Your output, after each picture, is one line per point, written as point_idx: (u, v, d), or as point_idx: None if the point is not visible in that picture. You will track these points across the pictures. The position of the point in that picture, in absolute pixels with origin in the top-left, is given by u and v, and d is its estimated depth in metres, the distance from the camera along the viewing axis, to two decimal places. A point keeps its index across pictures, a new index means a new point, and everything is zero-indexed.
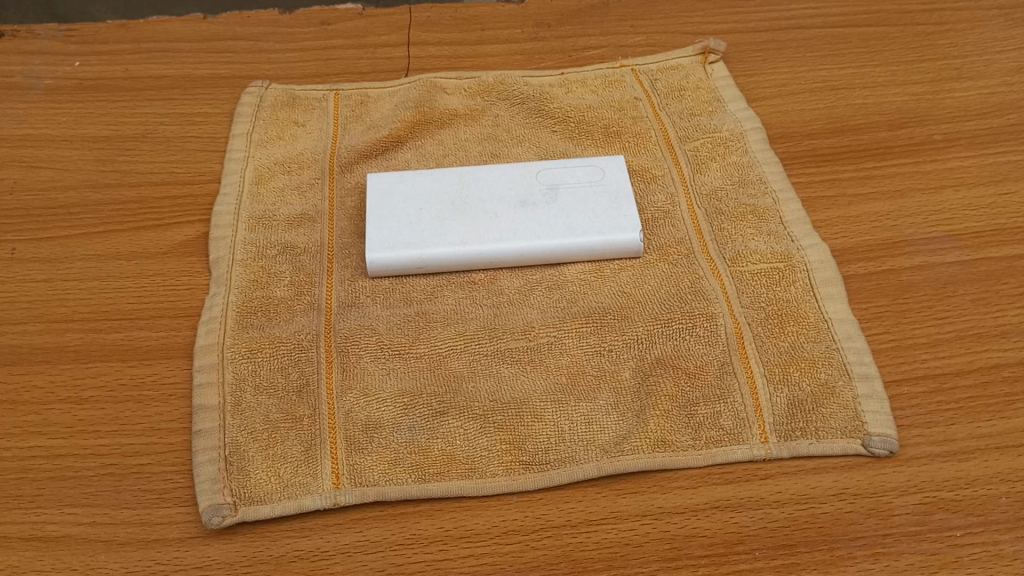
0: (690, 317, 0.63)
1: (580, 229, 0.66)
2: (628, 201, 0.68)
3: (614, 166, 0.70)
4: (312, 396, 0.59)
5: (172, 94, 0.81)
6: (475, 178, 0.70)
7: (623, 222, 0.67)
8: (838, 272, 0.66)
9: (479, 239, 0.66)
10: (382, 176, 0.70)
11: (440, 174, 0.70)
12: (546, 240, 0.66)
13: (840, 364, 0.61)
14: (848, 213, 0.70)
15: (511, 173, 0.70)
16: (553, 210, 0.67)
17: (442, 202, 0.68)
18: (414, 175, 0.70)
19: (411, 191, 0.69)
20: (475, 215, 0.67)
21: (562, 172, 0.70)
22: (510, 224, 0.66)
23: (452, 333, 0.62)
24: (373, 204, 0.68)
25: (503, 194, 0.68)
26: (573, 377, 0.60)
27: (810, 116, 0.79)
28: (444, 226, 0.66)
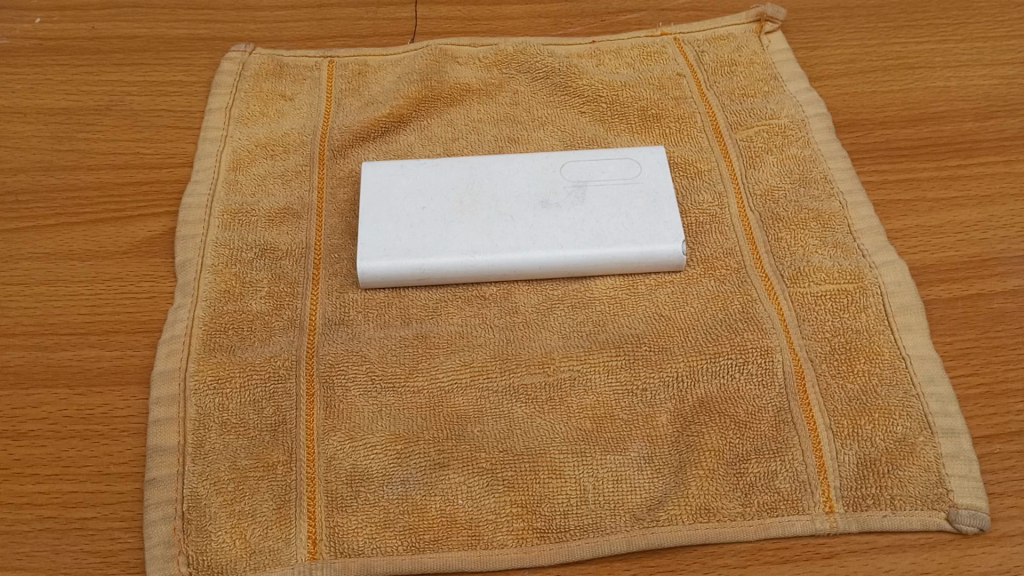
0: (740, 350, 0.52)
1: (612, 237, 0.56)
2: (669, 202, 0.57)
3: (652, 159, 0.59)
4: (289, 438, 0.50)
5: (142, 59, 0.71)
6: (489, 172, 0.59)
7: (663, 229, 0.56)
8: (918, 298, 0.55)
9: (491, 247, 0.55)
10: (380, 166, 0.60)
11: (447, 165, 0.60)
12: (571, 250, 0.55)
13: (919, 415, 0.51)
14: (928, 223, 0.60)
15: (531, 166, 0.59)
16: (580, 213, 0.57)
17: (449, 200, 0.57)
18: (416, 165, 0.60)
19: (413, 185, 0.58)
20: (488, 217, 0.57)
21: (592, 166, 0.59)
22: (528, 228, 0.56)
23: (457, 363, 0.52)
24: (367, 201, 0.57)
25: (522, 191, 0.58)
26: (598, 422, 0.51)
27: (881, 101, 0.67)
28: (450, 230, 0.56)
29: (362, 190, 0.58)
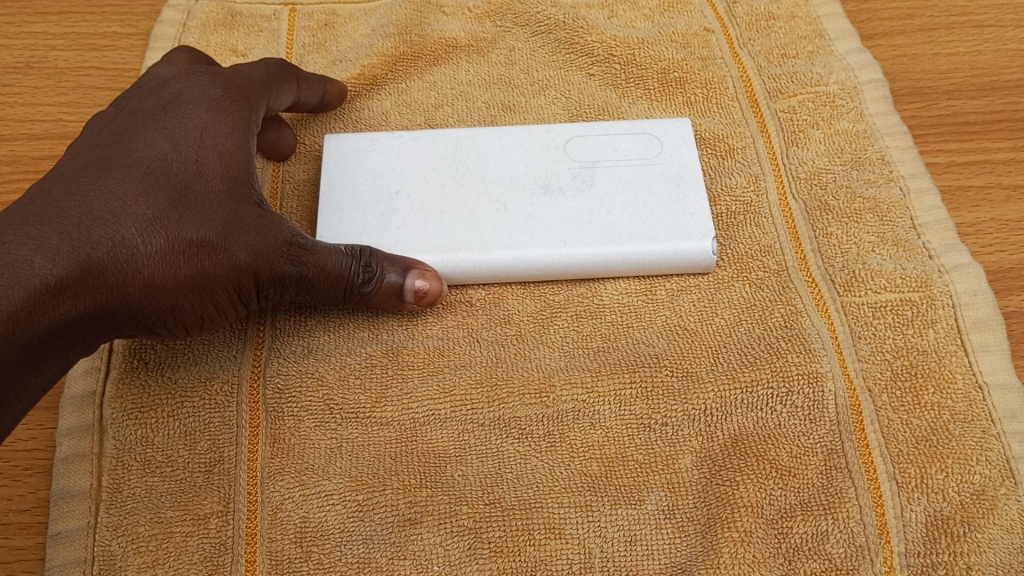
0: (782, 376, 0.43)
1: (627, 231, 0.45)
2: (696, 186, 0.47)
3: (676, 133, 0.49)
4: (225, 482, 0.41)
5: (72, 6, 0.60)
6: (477, 147, 0.49)
7: (689, 222, 0.46)
8: (997, 310, 0.45)
9: (479, 242, 0.45)
10: (345, 140, 0.49)
11: (427, 139, 0.49)
12: (577, 247, 0.45)
13: (1002, 460, 0.41)
14: (1005, 215, 0.49)
15: (528, 141, 0.49)
16: (587, 200, 0.46)
17: (429, 183, 0.47)
18: (389, 140, 0.49)
19: (384, 163, 0.48)
20: (475, 204, 0.46)
21: (603, 142, 0.49)
22: (525, 219, 0.46)
23: (435, 389, 0.43)
24: (328, 184, 0.47)
25: (517, 172, 0.47)
26: (607, 467, 0.41)
27: (946, 65, 0.57)
28: (429, 220, 0.46)
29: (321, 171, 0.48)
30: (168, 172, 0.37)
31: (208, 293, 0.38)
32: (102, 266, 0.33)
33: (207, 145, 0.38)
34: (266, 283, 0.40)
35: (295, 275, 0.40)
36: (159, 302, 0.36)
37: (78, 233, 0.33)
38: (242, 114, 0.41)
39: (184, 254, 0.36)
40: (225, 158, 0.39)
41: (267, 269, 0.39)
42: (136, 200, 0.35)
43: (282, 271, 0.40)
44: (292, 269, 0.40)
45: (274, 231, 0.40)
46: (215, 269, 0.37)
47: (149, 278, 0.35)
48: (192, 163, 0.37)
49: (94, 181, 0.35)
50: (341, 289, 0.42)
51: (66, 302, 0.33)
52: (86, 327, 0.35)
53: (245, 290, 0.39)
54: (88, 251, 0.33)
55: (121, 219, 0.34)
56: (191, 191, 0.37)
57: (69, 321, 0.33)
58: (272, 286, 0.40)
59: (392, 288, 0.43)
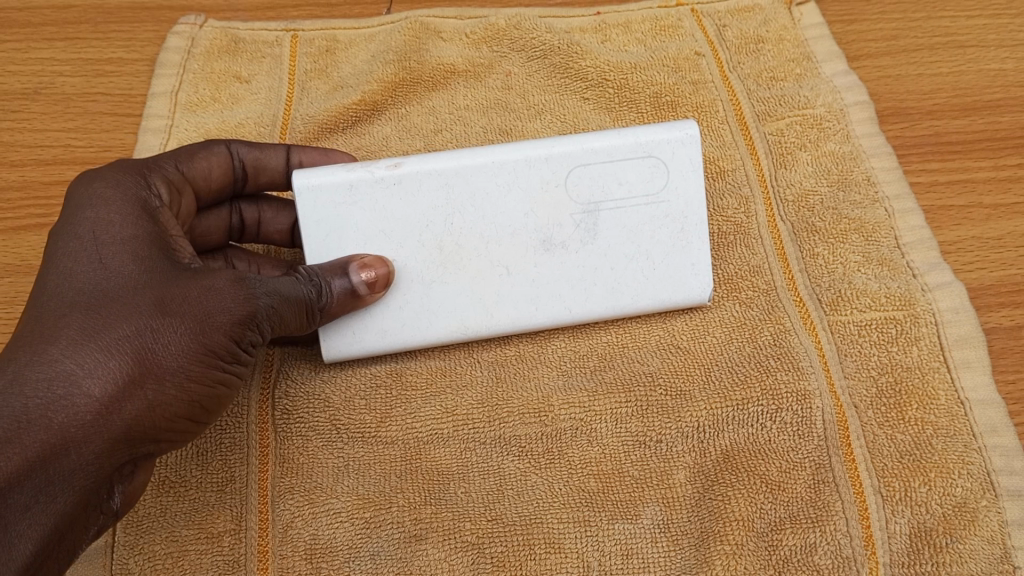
0: (772, 394, 0.44)
1: (630, 293, 0.46)
2: (701, 227, 0.46)
3: (684, 155, 0.46)
4: (237, 502, 0.42)
5: (78, 32, 0.61)
6: (472, 195, 0.45)
7: (688, 275, 0.46)
8: (978, 328, 0.47)
9: (487, 320, 0.45)
10: (322, 189, 0.45)
11: (414, 181, 0.45)
12: (582, 312, 0.46)
13: (982, 473, 0.43)
14: (985, 234, 0.51)
15: (527, 184, 0.45)
16: (591, 259, 0.45)
17: (425, 245, 0.45)
18: (371, 189, 0.45)
19: (373, 219, 0.45)
20: (477, 271, 0.45)
21: (607, 172, 0.45)
22: (530, 286, 0.45)
23: (438, 409, 0.44)
24: (316, 249, 0.45)
25: (517, 224, 0.45)
26: (604, 482, 0.43)
27: (929, 86, 0.58)
28: (432, 297, 0.45)
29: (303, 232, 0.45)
30: (80, 290, 0.36)
31: (182, 371, 0.37)
32: (44, 405, 0.33)
33: (105, 241, 0.38)
34: (227, 335, 0.38)
35: (249, 311, 0.39)
36: (138, 397, 0.35)
37: (8, 388, 0.33)
38: (136, 189, 0.41)
39: (126, 352, 0.35)
40: (128, 244, 0.38)
41: (223, 321, 0.38)
42: (59, 328, 0.35)
43: (235, 314, 0.39)
44: (242, 307, 0.39)
45: (212, 286, 0.38)
46: (167, 352, 0.36)
47: (103, 390, 0.34)
48: (97, 266, 0.37)
49: (19, 338, 0.35)
50: (303, 313, 0.42)
51: (19, 449, 0.32)
52: (81, 465, 0.34)
53: (214, 349, 0.38)
54: (21, 399, 0.33)
55: (50, 352, 0.34)
56: (111, 295, 0.36)
57: (44, 465, 0.33)
58: (237, 335, 0.39)
59: (345, 291, 0.42)
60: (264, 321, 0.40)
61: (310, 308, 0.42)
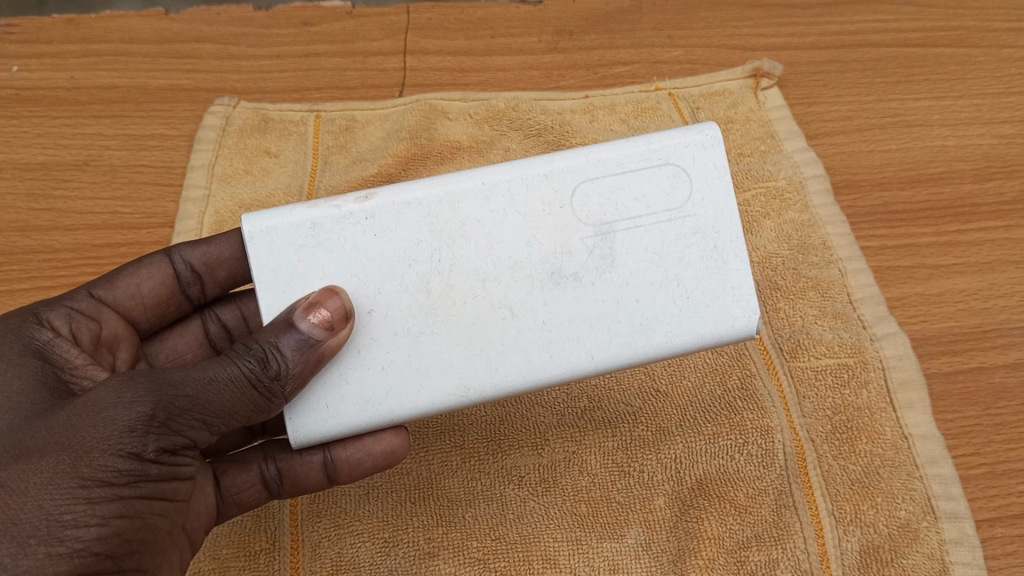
0: (739, 430, 0.51)
1: (659, 328, 0.41)
2: (735, 243, 0.41)
3: (707, 157, 0.41)
4: (273, 524, 0.48)
5: (122, 110, 0.69)
6: (462, 228, 0.41)
7: (729, 300, 0.41)
8: (920, 372, 0.54)
9: (490, 377, 0.40)
10: (277, 233, 0.41)
11: (389, 216, 0.41)
12: (605, 355, 0.41)
13: (923, 498, 0.49)
14: (928, 290, 0.58)
15: (526, 211, 0.41)
16: (611, 291, 0.41)
17: (410, 290, 0.41)
18: (337, 227, 0.41)
19: (349, 265, 0.40)
20: (474, 314, 0.41)
21: (619, 186, 0.41)
22: (540, 329, 0.41)
23: (448, 444, 0.51)
24: (275, 303, 0.40)
25: (518, 253, 0.41)
26: (594, 507, 0.49)
27: (880, 160, 0.66)
28: (422, 352, 0.40)
29: (258, 284, 0.40)
30: None
31: (55, 519, 0.32)
32: None
33: None
34: (114, 455, 0.34)
35: (139, 416, 0.34)
36: None
37: None
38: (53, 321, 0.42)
39: None
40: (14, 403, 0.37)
41: (103, 438, 0.33)
42: None
43: (119, 426, 0.34)
44: (128, 412, 0.34)
45: (93, 402, 0.34)
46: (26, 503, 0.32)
47: None
48: None
49: None
50: (247, 395, 0.37)
51: None
52: None
53: (98, 476, 0.33)
54: None
55: None
56: None
57: None
58: (130, 448, 0.34)
59: (295, 344, 0.37)
60: (178, 415, 0.35)
61: (251, 383, 0.37)
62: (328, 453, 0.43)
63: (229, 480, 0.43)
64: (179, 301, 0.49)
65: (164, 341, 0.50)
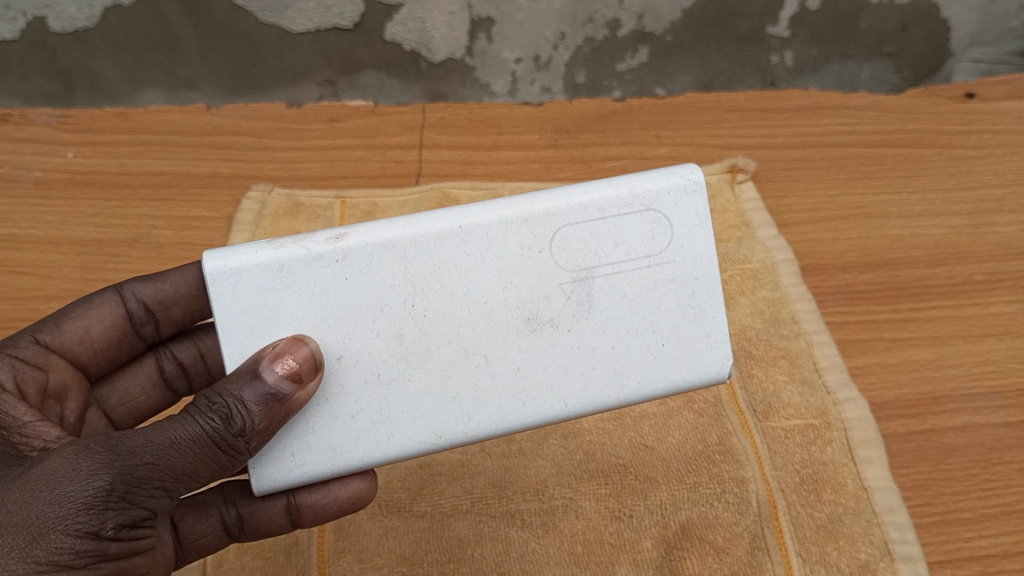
0: (717, 479, 0.58)
1: (635, 375, 0.43)
2: (713, 292, 0.44)
3: (688, 203, 0.43)
4: (302, 558, 0.54)
5: (168, 194, 0.77)
6: (437, 272, 0.42)
7: (704, 347, 0.43)
8: (877, 432, 0.61)
9: (463, 425, 0.42)
10: (244, 275, 0.41)
11: (362, 261, 0.42)
12: (579, 402, 0.43)
13: (881, 542, 0.56)
14: (886, 361, 0.66)
15: (503, 255, 0.43)
16: (589, 338, 0.43)
17: (382, 335, 0.42)
18: (307, 269, 0.42)
19: (320, 309, 0.42)
20: (448, 361, 0.42)
21: (598, 232, 0.43)
22: (514, 376, 0.42)
23: (459, 490, 0.57)
24: (240, 348, 0.41)
25: (495, 300, 0.43)
26: (589, 547, 0.55)
27: (843, 247, 0.74)
28: (394, 399, 0.42)
29: (222, 329, 0.41)
30: None
31: None
32: None
33: None
34: (72, 534, 0.34)
35: (98, 490, 0.34)
36: None
37: None
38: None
39: None
40: None
41: (59, 515, 0.33)
42: None
43: (76, 502, 0.34)
44: (83, 487, 0.34)
45: (46, 475, 0.34)
46: None
47: None
48: None
49: None
50: (207, 450, 0.38)
51: None
52: None
53: (55, 558, 0.33)
54: None
55: None
56: None
57: None
58: (87, 525, 0.34)
59: (262, 398, 0.38)
60: (136, 486, 0.35)
61: (214, 441, 0.37)
62: (292, 499, 0.45)
63: (187, 527, 0.46)
64: (130, 342, 0.50)
65: (116, 383, 0.51)
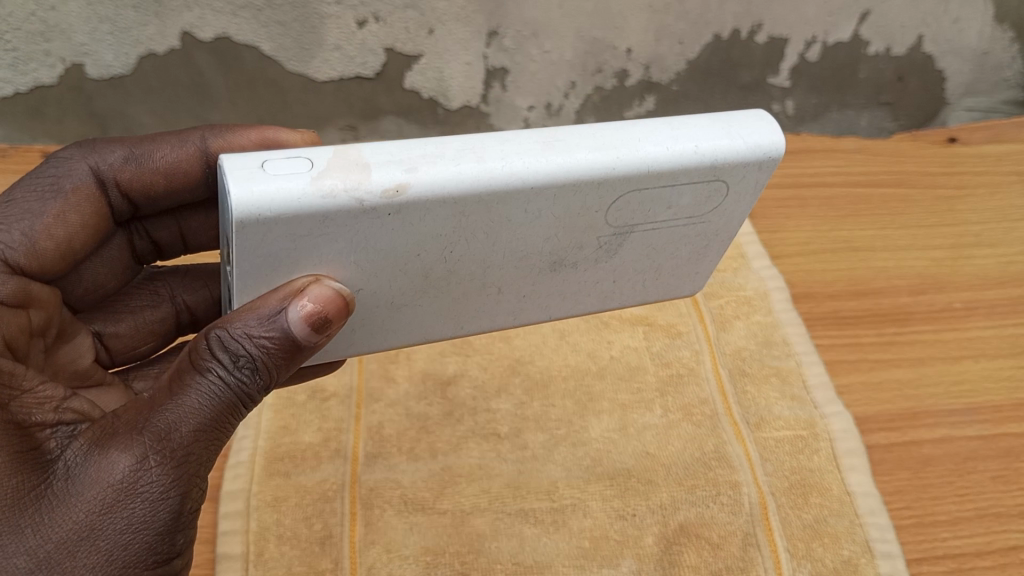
0: (713, 483, 0.63)
1: (617, 295, 0.50)
2: (718, 237, 0.48)
3: (751, 177, 0.43)
4: (335, 549, 0.59)
5: None
6: (489, 226, 0.39)
7: (682, 276, 0.51)
8: (860, 443, 0.66)
9: (457, 329, 0.47)
10: (277, 225, 0.34)
11: (414, 216, 0.37)
12: (561, 312, 0.49)
13: (863, 540, 0.61)
14: (870, 379, 0.71)
15: (560, 214, 0.40)
16: (598, 272, 0.47)
17: (410, 274, 0.41)
18: (352, 220, 0.36)
19: (352, 251, 0.38)
20: (463, 293, 0.44)
21: (660, 196, 0.42)
22: (519, 300, 0.47)
23: (477, 490, 0.63)
24: (254, 278, 0.37)
25: (533, 249, 0.42)
26: (596, 542, 0.60)
27: (831, 277, 0.80)
28: (401, 315, 0.44)
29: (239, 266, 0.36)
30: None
31: None
32: None
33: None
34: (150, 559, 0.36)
35: (169, 511, 0.36)
36: None
37: None
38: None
39: None
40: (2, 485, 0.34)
41: (154, 534, 0.36)
42: None
43: (150, 528, 0.36)
44: (167, 502, 0.36)
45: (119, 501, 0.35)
46: None
47: None
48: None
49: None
50: (237, 405, 0.38)
51: None
52: None
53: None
54: None
55: None
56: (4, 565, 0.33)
57: None
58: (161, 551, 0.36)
59: (293, 352, 0.38)
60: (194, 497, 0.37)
61: (244, 398, 0.38)
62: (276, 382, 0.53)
63: None
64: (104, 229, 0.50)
65: (85, 271, 0.51)
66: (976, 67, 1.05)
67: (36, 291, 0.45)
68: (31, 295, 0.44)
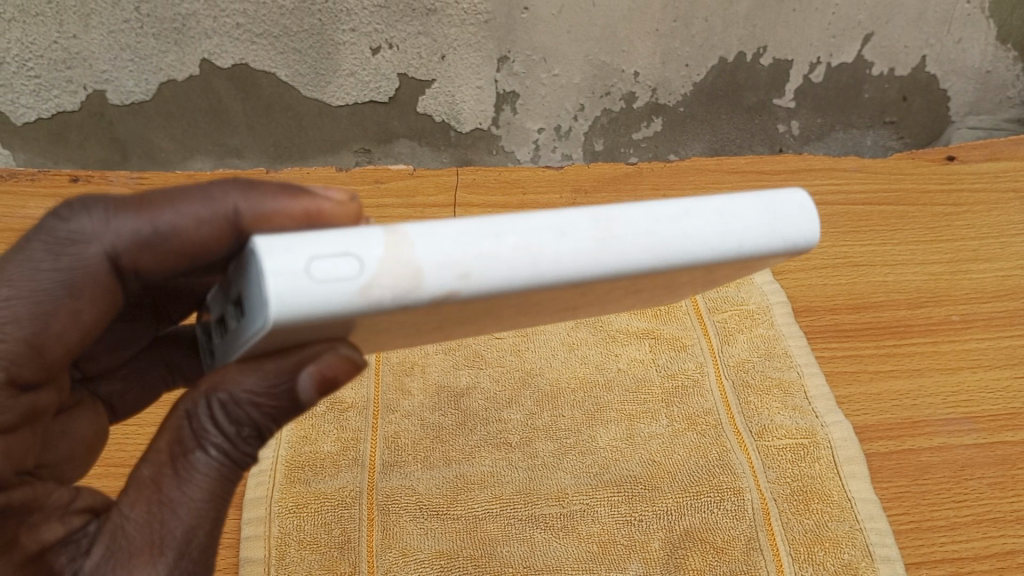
0: (717, 489, 0.66)
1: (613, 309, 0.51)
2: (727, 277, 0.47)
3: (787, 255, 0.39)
4: (353, 553, 0.62)
5: None
6: (517, 305, 0.35)
7: (680, 293, 0.51)
8: (860, 450, 0.69)
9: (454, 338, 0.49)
10: (296, 328, 0.29)
11: (446, 310, 0.32)
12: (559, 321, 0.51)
13: (863, 544, 0.63)
14: (869, 389, 0.74)
15: (592, 293, 0.36)
16: (605, 305, 0.45)
17: (420, 329, 0.38)
18: (380, 319, 0.30)
19: (370, 327, 0.33)
20: (469, 330, 0.43)
21: (695, 276, 0.38)
22: (519, 324, 0.47)
23: (489, 496, 0.65)
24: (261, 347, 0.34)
25: (551, 308, 0.40)
26: (604, 547, 0.62)
27: (832, 291, 0.83)
28: (400, 341, 0.44)
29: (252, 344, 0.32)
30: None
31: None
32: None
33: None
34: None
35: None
36: None
37: None
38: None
39: None
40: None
41: None
42: None
43: None
44: None
45: None
46: None
47: None
48: None
49: None
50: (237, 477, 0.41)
51: None
52: None
53: None
54: None
55: None
56: None
57: None
58: None
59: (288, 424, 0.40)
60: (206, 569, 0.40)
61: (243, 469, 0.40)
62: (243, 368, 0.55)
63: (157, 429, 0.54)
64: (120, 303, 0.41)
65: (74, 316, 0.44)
66: (980, 85, 1.14)
67: (43, 399, 0.41)
68: (39, 404, 0.41)
